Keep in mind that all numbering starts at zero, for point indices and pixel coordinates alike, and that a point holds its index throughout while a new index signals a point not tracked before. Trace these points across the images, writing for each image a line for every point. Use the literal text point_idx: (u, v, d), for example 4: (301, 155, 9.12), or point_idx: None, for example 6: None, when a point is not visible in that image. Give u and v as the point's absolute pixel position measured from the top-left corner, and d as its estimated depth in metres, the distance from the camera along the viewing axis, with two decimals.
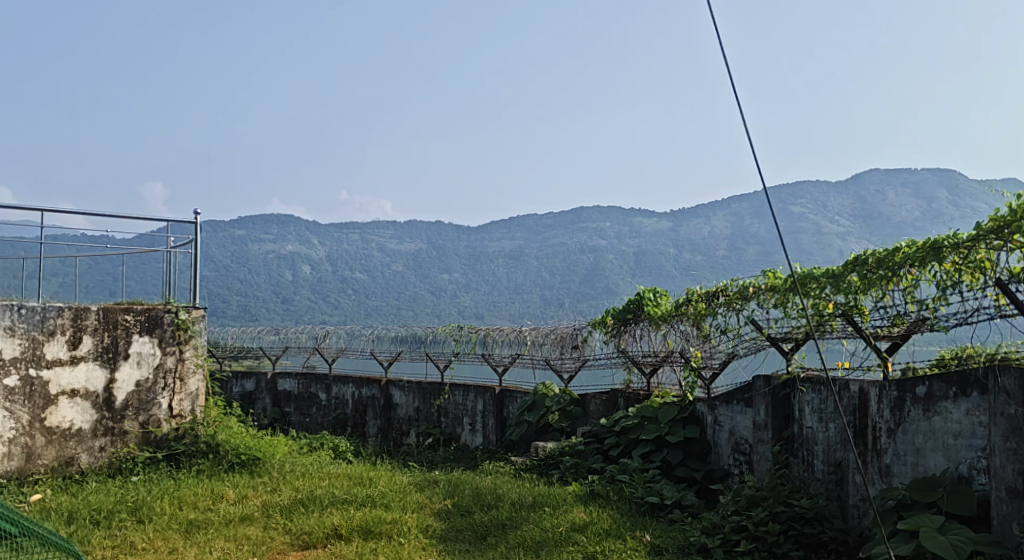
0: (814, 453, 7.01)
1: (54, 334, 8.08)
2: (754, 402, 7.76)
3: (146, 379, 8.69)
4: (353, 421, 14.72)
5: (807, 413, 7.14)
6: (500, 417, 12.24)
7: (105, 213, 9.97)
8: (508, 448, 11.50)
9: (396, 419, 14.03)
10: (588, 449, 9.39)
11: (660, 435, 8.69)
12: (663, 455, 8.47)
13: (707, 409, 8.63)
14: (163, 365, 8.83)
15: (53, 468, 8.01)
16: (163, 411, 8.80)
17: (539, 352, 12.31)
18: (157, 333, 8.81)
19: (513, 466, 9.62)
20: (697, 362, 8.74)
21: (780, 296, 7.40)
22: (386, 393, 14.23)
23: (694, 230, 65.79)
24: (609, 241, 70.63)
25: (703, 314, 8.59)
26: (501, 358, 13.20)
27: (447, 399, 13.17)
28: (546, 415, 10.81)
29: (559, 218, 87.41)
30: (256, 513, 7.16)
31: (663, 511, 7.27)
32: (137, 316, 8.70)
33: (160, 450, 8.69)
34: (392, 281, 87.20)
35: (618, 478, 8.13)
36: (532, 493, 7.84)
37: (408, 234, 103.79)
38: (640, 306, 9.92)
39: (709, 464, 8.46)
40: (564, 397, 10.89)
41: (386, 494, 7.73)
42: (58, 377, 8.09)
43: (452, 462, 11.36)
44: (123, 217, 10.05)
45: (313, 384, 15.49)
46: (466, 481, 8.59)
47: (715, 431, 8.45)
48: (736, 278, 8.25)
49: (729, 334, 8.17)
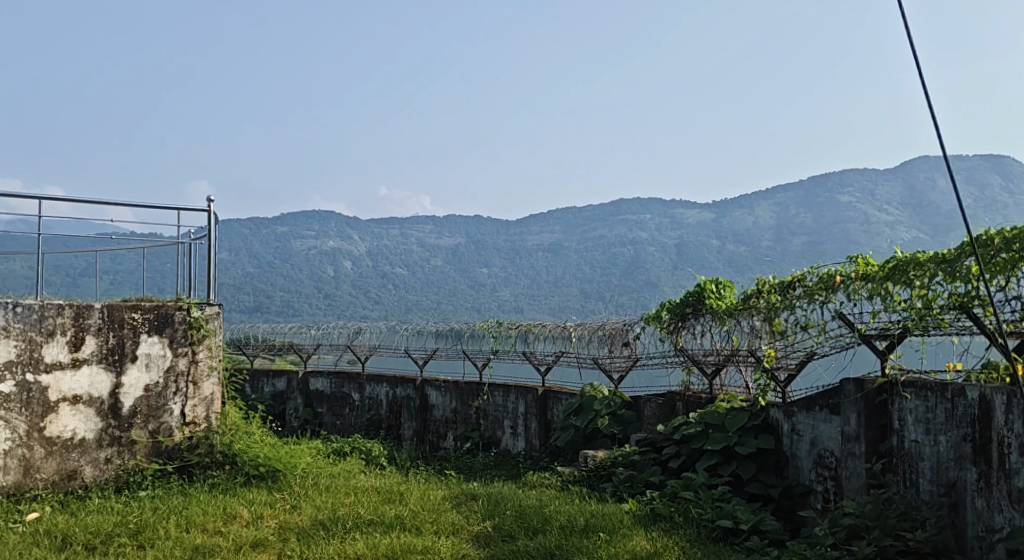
0: (920, 471, 6.00)
1: (53, 335, 7.32)
2: (843, 409, 6.76)
3: (156, 384, 7.90)
4: (387, 423, 13.90)
5: (910, 424, 6.12)
6: (544, 420, 11.30)
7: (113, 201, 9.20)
8: (552, 454, 10.54)
9: (432, 421, 13.18)
10: (644, 460, 8.39)
11: (728, 445, 7.68)
12: (733, 469, 7.48)
13: (782, 416, 7.65)
14: (174, 368, 8.03)
15: (54, 483, 7.26)
16: (174, 418, 8.01)
17: (586, 350, 11.28)
18: (167, 332, 8.00)
19: (560, 477, 8.69)
20: (770, 362, 7.68)
21: (874, 287, 6.38)
22: (421, 393, 13.35)
23: (738, 220, 63.94)
24: (650, 233, 69.03)
25: (777, 308, 7.57)
26: (544, 356, 12.17)
27: (486, 400, 12.26)
28: (594, 420, 9.74)
29: (598, 210, 86.02)
30: (271, 538, 6.30)
31: (738, 538, 6.29)
32: (145, 315, 7.89)
33: (172, 461, 7.91)
34: (431, 276, 86.74)
35: (681, 495, 7.16)
36: (584, 513, 6.88)
37: (447, 228, 103.22)
38: (700, 298, 8.93)
39: (786, 479, 7.49)
40: (615, 399, 9.89)
41: (418, 515, 6.83)
42: (58, 382, 7.33)
43: (492, 470, 10.45)
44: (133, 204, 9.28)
45: (345, 383, 14.68)
46: (509, 498, 7.65)
47: (795, 441, 7.46)
48: (816, 267, 7.24)
49: (811, 331, 7.11)
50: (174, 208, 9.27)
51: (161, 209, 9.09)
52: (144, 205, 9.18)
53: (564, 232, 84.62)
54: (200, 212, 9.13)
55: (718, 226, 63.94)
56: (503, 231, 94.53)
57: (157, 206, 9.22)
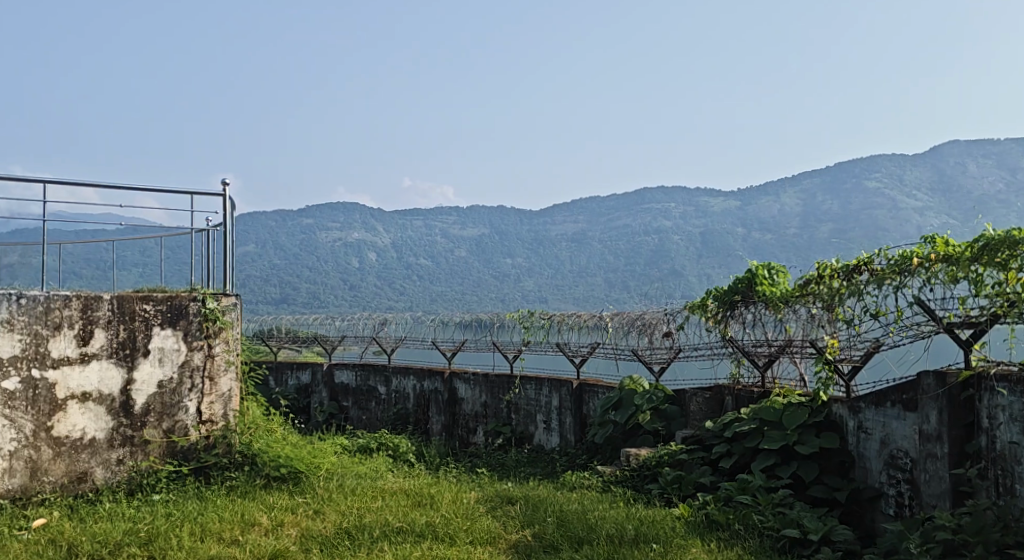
0: (1015, 475, 5.44)
1: (60, 328, 6.84)
2: (920, 405, 6.17)
3: (170, 380, 7.35)
4: (415, 417, 13.37)
5: (1003, 423, 5.56)
6: (579, 414, 10.73)
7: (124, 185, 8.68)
8: (589, 451, 9.94)
9: (462, 415, 12.65)
10: (692, 460, 7.77)
11: (786, 444, 7.05)
12: (793, 470, 6.85)
13: (848, 412, 7.02)
14: (189, 363, 7.46)
15: (63, 487, 6.80)
16: (190, 416, 7.44)
17: (624, 341, 10.59)
18: (181, 324, 7.44)
19: (601, 478, 8.10)
20: (833, 353, 7.12)
21: (961, 270, 5.77)
22: (450, 386, 12.81)
23: (767, 207, 62.71)
24: (676, 221, 67.98)
25: (841, 294, 6.91)
26: (578, 348, 11.47)
27: (518, 394, 11.71)
28: (635, 416, 9.10)
29: (622, 198, 85.02)
30: (292, 548, 5.75)
31: (807, 549, 5.70)
32: (158, 306, 7.34)
33: (187, 462, 7.36)
34: (455, 267, 86.31)
35: (738, 500, 6.59)
36: (632, 520, 6.30)
37: (471, 218, 102.72)
38: (751, 285, 8.26)
39: (852, 481, 6.87)
40: (658, 393, 9.24)
41: (451, 522, 6.27)
42: (65, 378, 6.85)
43: (527, 468, 9.91)
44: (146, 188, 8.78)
45: (371, 376, 14.16)
46: (549, 501, 7.06)
47: (862, 440, 6.84)
48: (885, 248, 6.62)
49: (883, 319, 6.49)
50: (188, 192, 8.73)
51: (173, 193, 8.56)
52: (156, 188, 8.65)
53: (589, 221, 83.76)
54: (215, 196, 8.58)
55: (745, 213, 62.78)
56: (527, 221, 93.83)
57: (170, 191, 8.70)
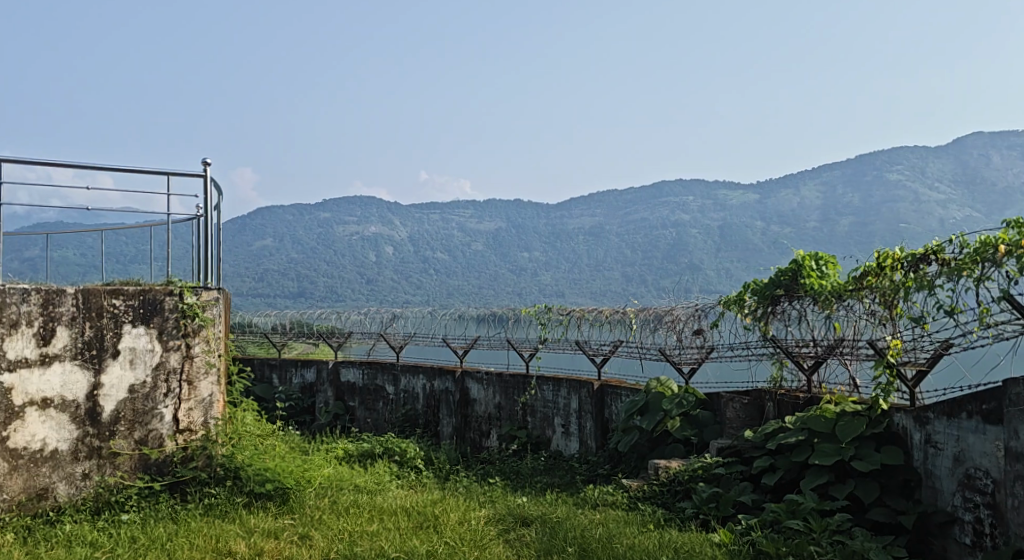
0: None
1: (17, 325, 6.02)
2: (1006, 418, 5.25)
3: (142, 384, 6.54)
4: (424, 419, 12.55)
5: None
6: (601, 419, 9.89)
7: (99, 165, 7.87)
8: (612, 461, 9.08)
9: (474, 417, 11.82)
10: (730, 475, 6.91)
11: (841, 460, 6.16)
12: (850, 490, 5.97)
13: (913, 424, 6.12)
14: (164, 365, 6.64)
15: (20, 505, 5.99)
16: (165, 425, 6.63)
17: (650, 340, 9.58)
18: (156, 322, 6.61)
19: (626, 493, 7.23)
20: (896, 355, 6.23)
21: None
22: (461, 386, 11.97)
23: (787, 199, 61.43)
24: (695, 214, 66.79)
25: (908, 288, 6.09)
26: (599, 346, 10.55)
27: (534, 395, 10.89)
28: (663, 422, 8.22)
29: (640, 191, 83.82)
30: None
31: None
32: (128, 301, 6.52)
33: (162, 478, 6.55)
34: (471, 260, 85.55)
35: (789, 526, 5.72)
36: (667, 550, 5.43)
37: (486, 211, 101.92)
38: (797, 278, 7.35)
39: (918, 503, 5.97)
40: (688, 397, 8.34)
41: (456, 552, 5.42)
42: (23, 382, 6.02)
43: (544, 478, 9.07)
44: (123, 169, 7.96)
45: (378, 375, 13.34)
46: (571, 524, 6.20)
47: (931, 457, 5.93)
48: (958, 236, 5.81)
49: (960, 317, 5.68)
50: (168, 172, 7.92)
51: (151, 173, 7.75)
52: (134, 168, 7.84)
53: (606, 214, 82.69)
54: (196, 177, 7.76)
55: (765, 206, 61.56)
56: (543, 214, 92.91)
57: (148, 172, 7.89)
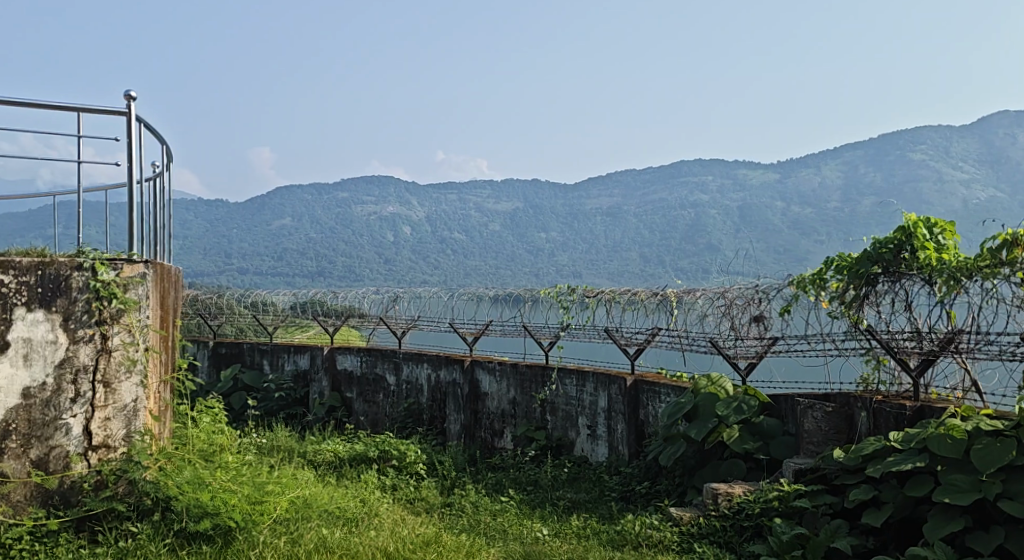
0: None
1: None
2: None
3: (41, 387, 4.92)
4: (429, 415, 10.95)
5: None
6: (635, 422, 8.27)
7: None
8: (652, 476, 7.43)
9: (485, 414, 10.20)
10: (816, 510, 5.24)
11: (983, 498, 4.48)
12: (999, 544, 4.32)
13: None
14: (71, 361, 5.03)
15: None
16: (73, 441, 5.02)
17: (698, 329, 7.86)
18: (59, 305, 5.00)
19: (677, 527, 5.60)
20: None
21: None
22: (471, 378, 10.35)
23: (811, 178, 59.08)
24: (715, 195, 64.61)
25: None
26: (633, 335, 8.80)
27: (555, 391, 9.26)
28: (716, 432, 6.54)
29: (657, 171, 81.53)
30: None
31: None
32: (20, 278, 4.87)
33: (66, 511, 4.97)
34: (484, 241, 83.74)
35: None
36: None
37: (501, 192, 99.99)
38: None
39: None
40: (750, 401, 6.66)
41: None
42: None
43: (568, 493, 7.48)
44: None
45: (378, 363, 11.74)
46: None
47: None
48: None
49: None
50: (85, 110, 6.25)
51: (59, 110, 6.06)
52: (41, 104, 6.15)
53: (624, 193, 80.61)
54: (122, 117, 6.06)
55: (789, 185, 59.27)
56: (558, 194, 90.83)
57: (58, 111, 6.22)
